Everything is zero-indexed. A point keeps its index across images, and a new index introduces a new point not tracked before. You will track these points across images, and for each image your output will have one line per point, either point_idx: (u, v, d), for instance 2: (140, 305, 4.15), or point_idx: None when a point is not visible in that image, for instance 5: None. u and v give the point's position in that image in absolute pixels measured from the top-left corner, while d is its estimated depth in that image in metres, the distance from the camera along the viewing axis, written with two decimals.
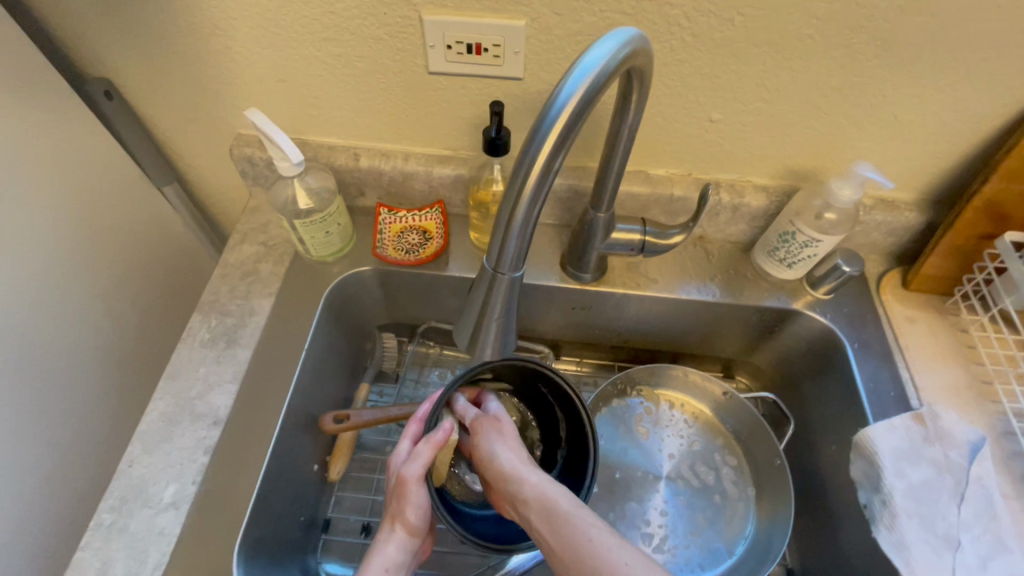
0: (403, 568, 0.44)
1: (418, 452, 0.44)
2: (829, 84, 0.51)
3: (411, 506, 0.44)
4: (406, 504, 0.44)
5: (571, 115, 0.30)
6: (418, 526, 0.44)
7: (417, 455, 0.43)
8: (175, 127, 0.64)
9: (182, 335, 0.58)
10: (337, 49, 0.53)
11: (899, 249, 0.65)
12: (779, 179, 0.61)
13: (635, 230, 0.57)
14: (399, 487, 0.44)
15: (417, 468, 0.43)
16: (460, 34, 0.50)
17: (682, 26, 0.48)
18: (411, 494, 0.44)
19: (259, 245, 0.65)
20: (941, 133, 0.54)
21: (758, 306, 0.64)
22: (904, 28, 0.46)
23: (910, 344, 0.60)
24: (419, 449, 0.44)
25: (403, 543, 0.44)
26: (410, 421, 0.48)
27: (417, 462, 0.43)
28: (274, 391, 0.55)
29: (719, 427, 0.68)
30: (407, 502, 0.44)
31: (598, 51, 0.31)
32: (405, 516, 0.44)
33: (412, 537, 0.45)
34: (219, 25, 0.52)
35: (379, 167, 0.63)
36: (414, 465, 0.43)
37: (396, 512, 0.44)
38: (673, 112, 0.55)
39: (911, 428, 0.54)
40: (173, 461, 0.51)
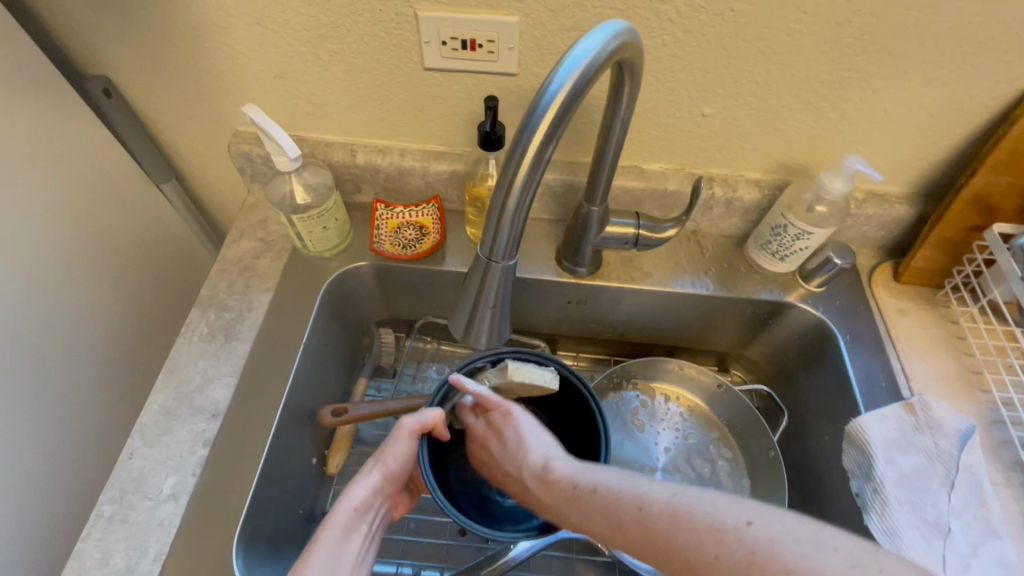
0: (368, 511, 0.46)
1: (421, 411, 0.47)
2: (819, 78, 0.52)
3: (394, 452, 0.47)
4: (390, 452, 0.47)
5: (561, 105, 0.31)
6: (395, 475, 0.47)
7: (425, 410, 0.47)
8: (173, 124, 0.64)
9: (181, 330, 0.59)
10: (333, 46, 0.53)
11: (890, 242, 0.66)
12: (771, 173, 0.62)
13: (628, 224, 0.57)
14: (394, 432, 0.47)
15: (414, 423, 0.46)
16: (455, 30, 0.50)
17: (673, 21, 0.48)
18: (402, 439, 0.46)
19: (257, 241, 0.65)
20: (930, 127, 0.55)
21: (751, 299, 0.65)
22: (891, 22, 0.47)
23: (902, 335, 0.61)
24: (425, 410, 0.47)
25: (372, 486, 0.46)
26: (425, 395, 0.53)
27: (416, 416, 0.46)
28: (273, 384, 0.56)
29: (714, 420, 0.69)
30: (393, 447, 0.47)
31: (588, 43, 0.32)
32: (388, 460, 0.47)
33: (385, 483, 0.47)
34: (216, 23, 0.53)
35: (376, 163, 0.63)
36: (411, 420, 0.46)
37: (379, 454, 0.47)
38: (666, 106, 0.56)
39: (902, 418, 0.55)
40: (173, 454, 0.51)
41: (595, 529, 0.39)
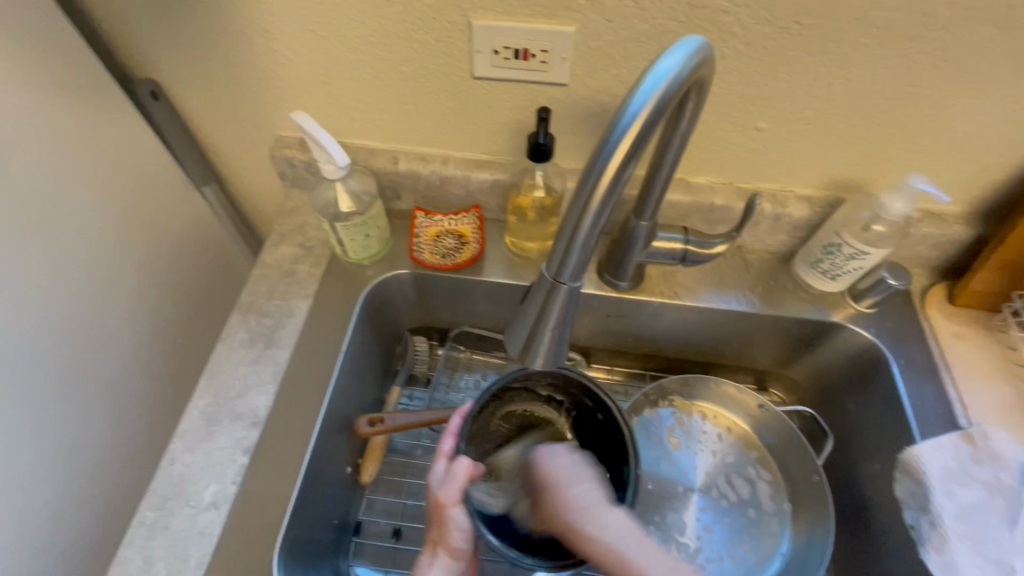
0: None
1: (453, 474, 0.48)
2: (883, 94, 0.50)
3: (452, 529, 0.47)
4: (450, 527, 0.47)
5: (644, 124, 0.30)
6: (460, 549, 0.47)
7: (453, 478, 0.48)
8: (217, 128, 0.64)
9: (222, 336, 0.58)
10: (383, 54, 0.53)
11: (945, 263, 0.64)
12: (823, 189, 0.60)
13: (677, 239, 0.56)
14: (439, 511, 0.48)
15: (453, 490, 0.47)
16: (508, 39, 0.49)
17: (734, 34, 0.47)
18: (452, 517, 0.47)
19: (297, 247, 0.65)
20: (997, 147, 0.53)
21: (797, 318, 0.63)
22: (964, 38, 0.45)
23: (957, 361, 0.59)
24: (453, 471, 0.48)
25: (446, 567, 0.48)
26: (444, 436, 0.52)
27: (450, 485, 0.48)
28: (312, 393, 0.55)
29: (754, 441, 0.67)
30: (450, 527, 0.47)
31: (672, 60, 0.31)
32: (448, 539, 0.47)
33: (455, 561, 0.48)
34: (267, 29, 0.53)
35: (418, 170, 0.63)
36: (447, 488, 0.48)
37: (440, 538, 0.48)
38: (720, 119, 0.54)
39: (960, 448, 0.52)
40: (213, 461, 0.51)
41: (602, 531, 0.42)
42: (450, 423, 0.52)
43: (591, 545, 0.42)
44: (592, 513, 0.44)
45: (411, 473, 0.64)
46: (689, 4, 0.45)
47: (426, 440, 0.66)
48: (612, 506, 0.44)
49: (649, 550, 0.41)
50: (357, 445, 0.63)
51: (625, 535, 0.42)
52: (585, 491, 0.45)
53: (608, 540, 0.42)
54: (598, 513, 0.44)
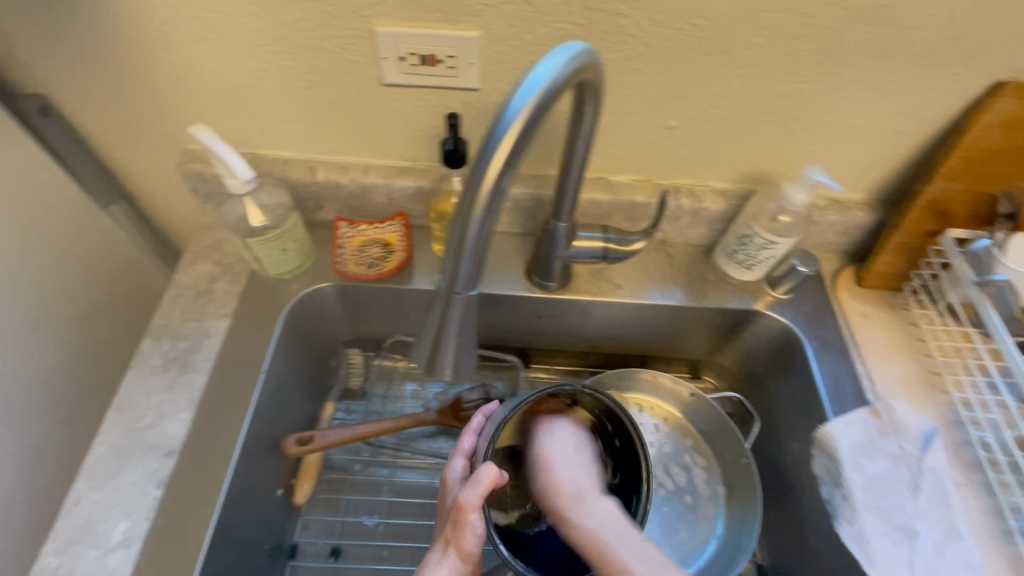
0: None
1: (476, 478, 0.43)
2: (780, 91, 0.52)
3: (468, 532, 0.43)
4: (467, 530, 0.43)
5: (521, 131, 0.30)
6: (470, 553, 0.44)
7: (476, 483, 0.43)
8: (117, 143, 0.61)
9: (132, 363, 0.55)
10: (287, 62, 0.51)
11: (853, 247, 0.67)
12: (737, 183, 0.62)
13: (596, 238, 0.57)
14: (456, 514, 0.43)
15: (475, 495, 0.42)
16: (413, 45, 0.49)
17: (634, 36, 0.48)
18: (469, 522, 0.43)
19: (213, 264, 0.62)
20: (887, 137, 0.56)
21: (720, 308, 0.65)
22: (846, 36, 0.47)
23: (864, 339, 0.62)
24: (479, 478, 0.43)
25: (455, 569, 0.45)
26: (464, 436, 0.51)
27: (472, 489, 0.42)
28: (232, 416, 0.53)
29: (688, 428, 0.69)
30: (465, 529, 0.43)
31: (550, 64, 0.31)
32: (461, 541, 0.44)
33: (463, 564, 0.45)
34: (159, 38, 0.50)
35: (337, 180, 0.61)
36: (468, 492, 0.43)
37: (452, 539, 0.44)
38: (631, 119, 0.56)
39: (868, 422, 0.55)
40: (123, 498, 0.48)
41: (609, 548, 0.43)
42: (470, 422, 0.51)
43: (598, 559, 0.43)
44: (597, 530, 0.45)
45: (346, 489, 0.64)
46: (587, 8, 0.46)
47: (365, 454, 0.66)
48: (603, 496, 0.49)
49: (627, 537, 0.44)
50: (290, 464, 0.61)
51: (609, 524, 0.45)
52: (579, 476, 0.50)
53: (614, 555, 0.43)
54: (605, 526, 0.45)
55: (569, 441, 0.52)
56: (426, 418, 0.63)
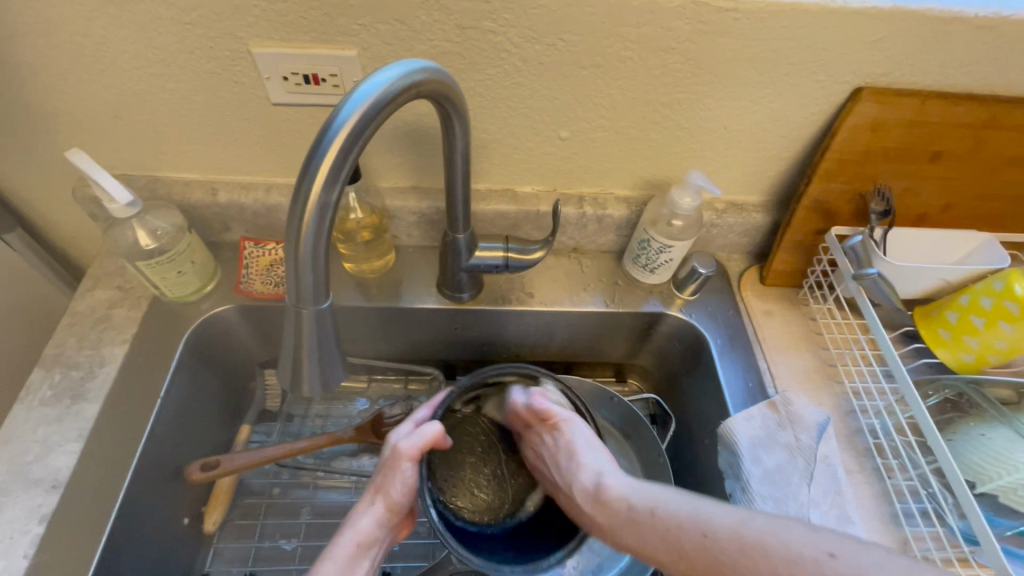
0: (373, 540, 0.47)
1: (421, 431, 0.47)
2: (658, 101, 0.54)
3: (398, 480, 0.46)
4: (399, 476, 0.46)
5: (344, 145, 0.30)
6: (398, 502, 0.47)
7: (417, 434, 0.46)
8: (8, 170, 0.59)
9: (19, 395, 0.53)
10: (170, 84, 0.51)
11: (755, 248, 0.70)
12: (637, 190, 0.64)
13: (497, 248, 0.58)
14: (392, 461, 0.46)
15: (414, 445, 0.46)
16: (294, 66, 0.49)
17: (510, 52, 0.49)
18: (402, 469, 0.46)
19: (114, 289, 0.61)
20: (768, 142, 0.59)
21: (632, 311, 0.67)
22: (709, 47, 0.50)
23: (767, 336, 0.64)
24: (419, 431, 0.47)
25: (379, 517, 0.47)
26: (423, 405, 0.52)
27: (413, 440, 0.46)
28: (125, 446, 0.52)
29: (609, 430, 0.69)
30: (396, 476, 0.47)
31: (380, 77, 0.32)
32: (390, 489, 0.47)
33: (388, 513, 0.47)
34: (34, 64, 0.49)
35: (239, 200, 0.61)
36: (410, 441, 0.46)
37: (383, 485, 0.47)
38: (524, 132, 0.57)
39: (766, 416, 0.57)
40: (1, 537, 0.46)
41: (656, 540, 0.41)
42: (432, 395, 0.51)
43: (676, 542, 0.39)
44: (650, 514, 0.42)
45: (263, 513, 0.61)
46: (460, 27, 0.47)
47: (281, 477, 0.64)
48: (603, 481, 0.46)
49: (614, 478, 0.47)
50: (199, 493, 0.60)
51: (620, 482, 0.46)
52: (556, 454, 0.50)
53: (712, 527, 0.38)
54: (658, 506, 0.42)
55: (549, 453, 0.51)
56: (342, 436, 0.61)
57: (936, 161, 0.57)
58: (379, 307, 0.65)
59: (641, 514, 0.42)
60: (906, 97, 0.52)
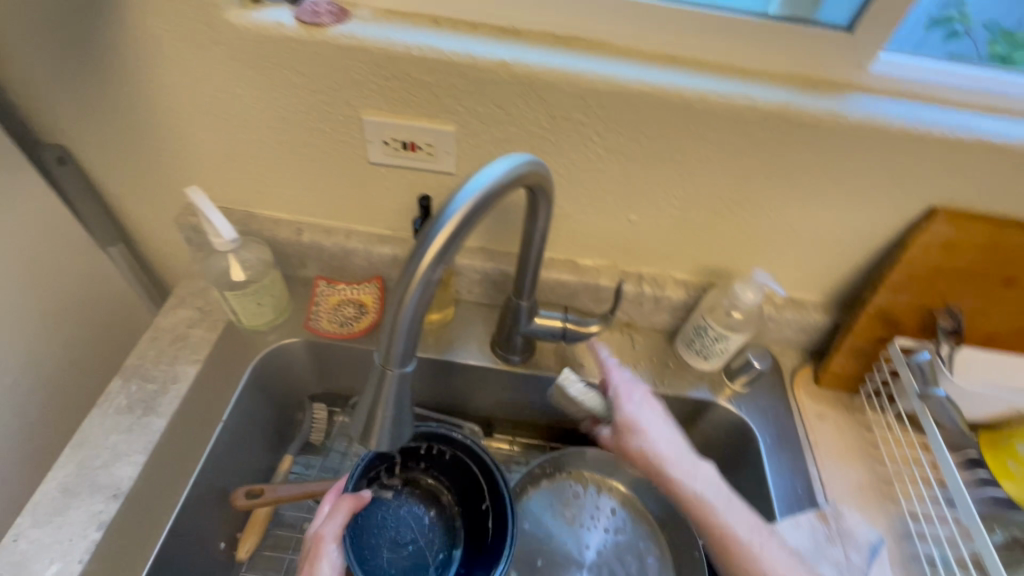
0: None
1: (336, 509, 0.50)
2: (730, 198, 0.56)
3: (324, 564, 0.47)
4: (324, 559, 0.48)
5: (454, 230, 0.33)
6: None
7: (335, 514, 0.50)
8: (126, 192, 0.66)
9: (98, 401, 0.57)
10: (283, 137, 0.57)
11: (811, 345, 0.69)
12: (697, 275, 0.66)
13: (556, 317, 0.60)
14: (314, 548, 0.48)
15: (336, 522, 0.49)
16: (396, 133, 0.54)
17: (594, 141, 0.53)
18: (326, 551, 0.48)
19: (194, 310, 0.66)
20: (835, 246, 0.59)
21: (680, 396, 0.66)
22: (787, 156, 0.52)
23: (819, 440, 0.63)
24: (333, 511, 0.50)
25: None
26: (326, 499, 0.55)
27: (333, 521, 0.49)
28: (183, 464, 0.55)
29: (645, 514, 0.69)
30: (321, 561, 0.48)
31: (491, 171, 0.35)
32: None
33: None
34: (174, 109, 0.56)
35: (321, 242, 0.66)
36: (329, 523, 0.50)
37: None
38: (595, 211, 0.60)
39: (815, 526, 0.56)
40: (63, 538, 0.49)
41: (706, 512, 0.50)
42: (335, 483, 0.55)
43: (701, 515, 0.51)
44: (699, 492, 0.51)
45: (292, 548, 0.61)
46: (552, 116, 0.51)
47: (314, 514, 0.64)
48: (701, 460, 0.54)
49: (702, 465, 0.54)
50: (237, 517, 0.61)
51: (687, 454, 0.54)
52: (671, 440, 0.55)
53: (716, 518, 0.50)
54: (706, 492, 0.52)
55: (646, 408, 0.57)
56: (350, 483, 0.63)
57: (1010, 286, 0.56)
58: (432, 358, 0.67)
59: (688, 484, 0.52)
60: (980, 221, 0.53)
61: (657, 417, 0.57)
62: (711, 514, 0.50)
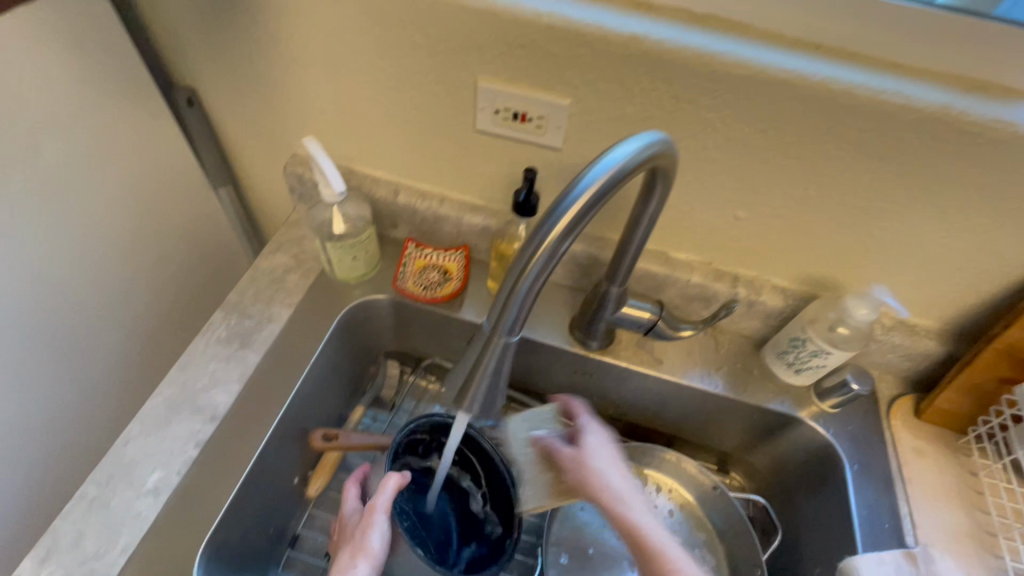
0: None
1: (383, 484, 0.53)
2: (855, 204, 0.52)
3: (375, 530, 0.52)
4: (374, 526, 0.52)
5: (583, 206, 0.32)
6: (378, 552, 0.51)
7: (382, 488, 0.53)
8: (240, 137, 0.69)
9: (202, 329, 0.61)
10: (396, 97, 0.57)
11: (915, 375, 0.64)
12: (799, 284, 0.61)
13: (648, 309, 0.58)
14: (365, 517, 0.53)
15: (383, 496, 0.53)
16: (509, 102, 0.53)
17: (716, 129, 0.50)
18: (376, 521, 0.52)
19: (290, 256, 0.69)
20: (967, 271, 0.54)
21: (759, 406, 0.63)
22: (933, 165, 0.47)
23: (913, 477, 0.58)
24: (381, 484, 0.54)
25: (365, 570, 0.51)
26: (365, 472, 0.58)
27: (382, 495, 0.53)
28: (270, 399, 0.58)
29: (704, 521, 0.67)
30: (373, 528, 0.52)
31: (623, 150, 0.34)
32: (368, 545, 0.51)
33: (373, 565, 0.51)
34: (298, 61, 0.57)
35: (415, 204, 0.66)
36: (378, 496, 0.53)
37: (359, 545, 0.51)
38: (701, 203, 0.57)
39: (902, 566, 0.51)
40: (164, 449, 0.53)
41: (643, 540, 0.49)
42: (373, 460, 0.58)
43: (640, 547, 0.49)
44: (641, 523, 0.50)
45: None
46: (675, 98, 0.49)
47: None
48: (643, 498, 0.52)
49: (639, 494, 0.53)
50: (311, 457, 0.64)
51: (631, 486, 0.53)
52: (615, 467, 0.53)
53: (648, 538, 0.49)
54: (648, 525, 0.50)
55: (594, 433, 0.55)
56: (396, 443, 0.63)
57: None
58: None
59: (637, 520, 0.50)
60: None
61: (599, 434, 0.55)
62: (645, 541, 0.49)
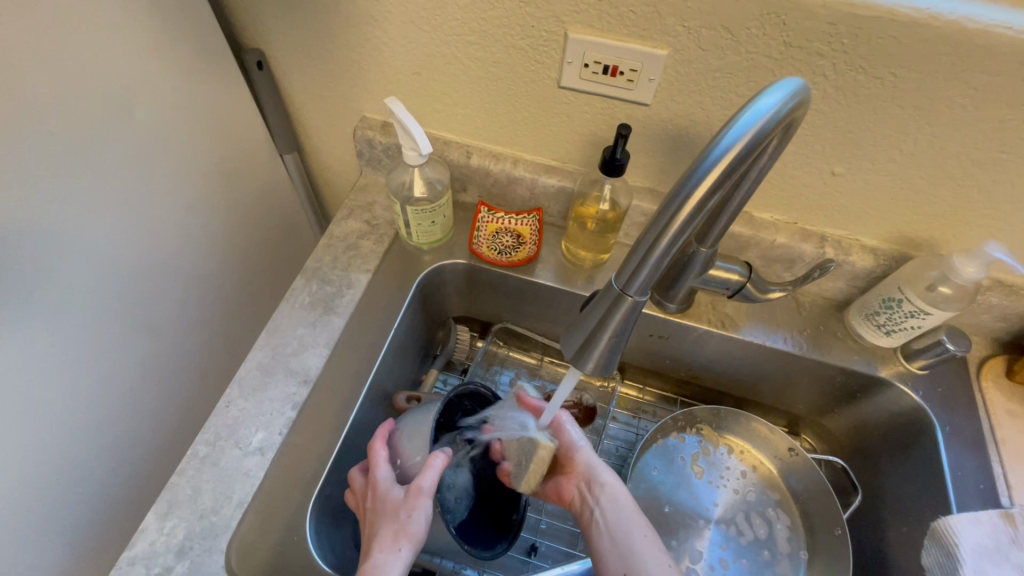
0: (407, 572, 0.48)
1: (432, 464, 0.50)
2: (971, 156, 0.49)
3: (421, 512, 0.49)
4: (418, 506, 0.49)
5: (728, 165, 0.31)
6: (420, 533, 0.49)
7: (431, 468, 0.50)
8: (307, 101, 0.68)
9: (285, 295, 0.62)
10: (477, 53, 0.55)
11: (1007, 334, 0.62)
12: (890, 243, 0.59)
13: (736, 271, 0.57)
14: (410, 498, 0.49)
15: (431, 477, 0.50)
16: (600, 55, 0.51)
17: (827, 77, 0.47)
18: (421, 503, 0.49)
19: (363, 222, 0.68)
20: None
21: (844, 366, 0.62)
22: None
23: (1006, 438, 0.57)
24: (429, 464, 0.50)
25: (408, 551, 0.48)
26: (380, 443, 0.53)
27: (431, 475, 0.50)
28: (358, 363, 0.58)
29: (778, 483, 0.68)
30: (417, 510, 0.49)
31: (768, 103, 0.31)
32: (411, 526, 0.48)
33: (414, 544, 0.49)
34: (374, 18, 0.55)
35: (488, 167, 0.65)
36: (426, 476, 0.50)
37: (401, 525, 0.48)
38: (796, 159, 0.55)
39: (1000, 527, 0.50)
40: (264, 411, 0.54)
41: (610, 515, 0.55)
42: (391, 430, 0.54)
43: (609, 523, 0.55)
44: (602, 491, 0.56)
45: None
46: (786, 44, 0.46)
47: None
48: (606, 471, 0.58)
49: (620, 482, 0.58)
50: None
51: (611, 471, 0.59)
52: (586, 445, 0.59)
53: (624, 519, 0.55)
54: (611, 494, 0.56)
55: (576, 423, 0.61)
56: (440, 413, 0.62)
57: None
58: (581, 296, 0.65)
59: (609, 495, 0.56)
60: None
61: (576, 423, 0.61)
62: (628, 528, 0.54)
